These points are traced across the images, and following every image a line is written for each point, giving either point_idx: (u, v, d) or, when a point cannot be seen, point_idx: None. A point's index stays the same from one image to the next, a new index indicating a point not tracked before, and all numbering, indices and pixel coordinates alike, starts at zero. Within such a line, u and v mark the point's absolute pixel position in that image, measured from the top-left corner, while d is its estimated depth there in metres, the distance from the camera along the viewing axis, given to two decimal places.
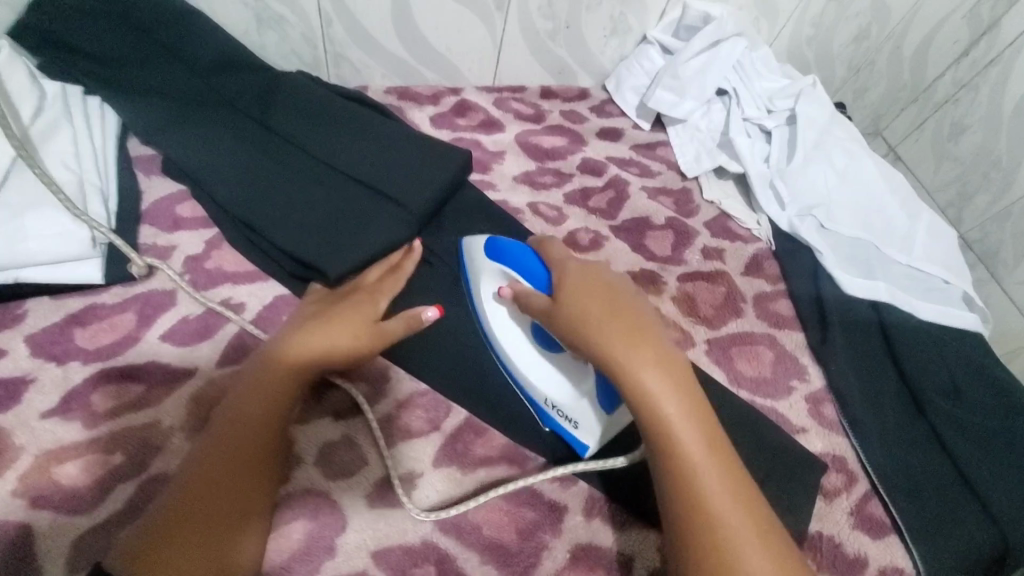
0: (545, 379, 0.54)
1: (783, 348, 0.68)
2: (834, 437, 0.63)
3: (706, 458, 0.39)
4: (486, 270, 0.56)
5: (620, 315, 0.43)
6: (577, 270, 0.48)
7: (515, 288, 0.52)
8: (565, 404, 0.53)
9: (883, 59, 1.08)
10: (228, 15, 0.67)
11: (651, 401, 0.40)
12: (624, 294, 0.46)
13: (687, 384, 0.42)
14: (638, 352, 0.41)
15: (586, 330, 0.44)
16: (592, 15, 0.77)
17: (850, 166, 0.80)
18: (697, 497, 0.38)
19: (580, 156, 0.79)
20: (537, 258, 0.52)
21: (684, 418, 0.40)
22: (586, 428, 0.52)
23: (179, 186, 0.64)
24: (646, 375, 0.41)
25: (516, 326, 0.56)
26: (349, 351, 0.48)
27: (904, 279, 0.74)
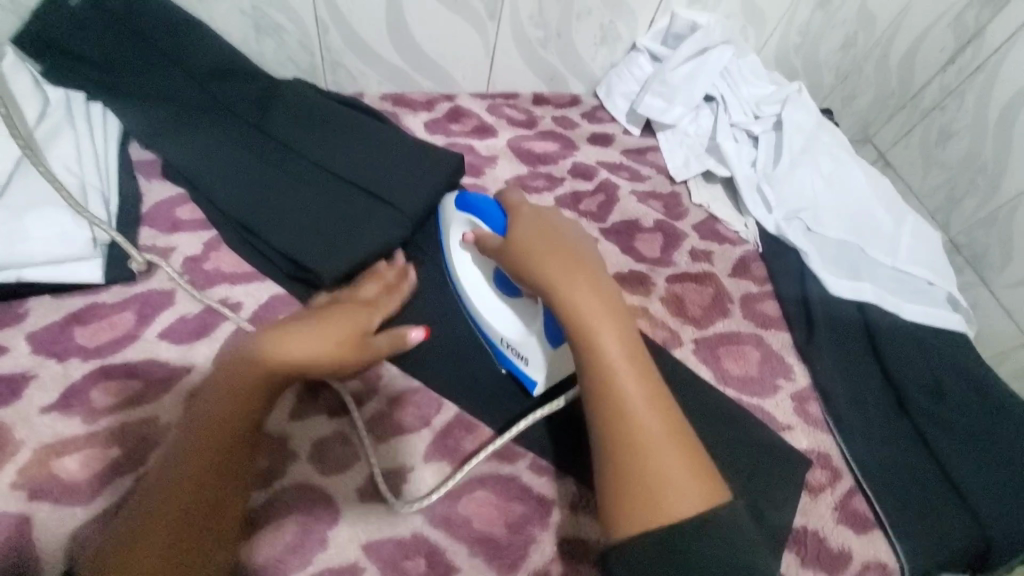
0: (501, 319, 0.58)
1: (769, 348, 0.70)
2: (819, 434, 0.65)
3: (631, 373, 0.41)
4: (454, 220, 0.61)
5: (559, 249, 0.47)
6: (528, 214, 0.52)
7: (475, 231, 0.55)
8: (517, 340, 0.57)
9: (870, 67, 1.10)
10: (227, 24, 0.69)
11: (582, 321, 0.43)
12: (568, 236, 0.49)
13: (616, 307, 0.44)
14: (573, 280, 0.45)
15: (533, 265, 0.47)
16: (583, 23, 0.79)
17: (836, 171, 0.82)
18: (620, 404, 0.40)
19: (571, 161, 0.81)
20: (496, 204, 0.55)
21: (610, 335, 0.42)
22: (535, 363, 0.56)
23: (178, 189, 0.65)
24: (579, 298, 0.44)
25: (480, 272, 0.61)
26: (335, 357, 0.46)
27: (889, 281, 0.76)
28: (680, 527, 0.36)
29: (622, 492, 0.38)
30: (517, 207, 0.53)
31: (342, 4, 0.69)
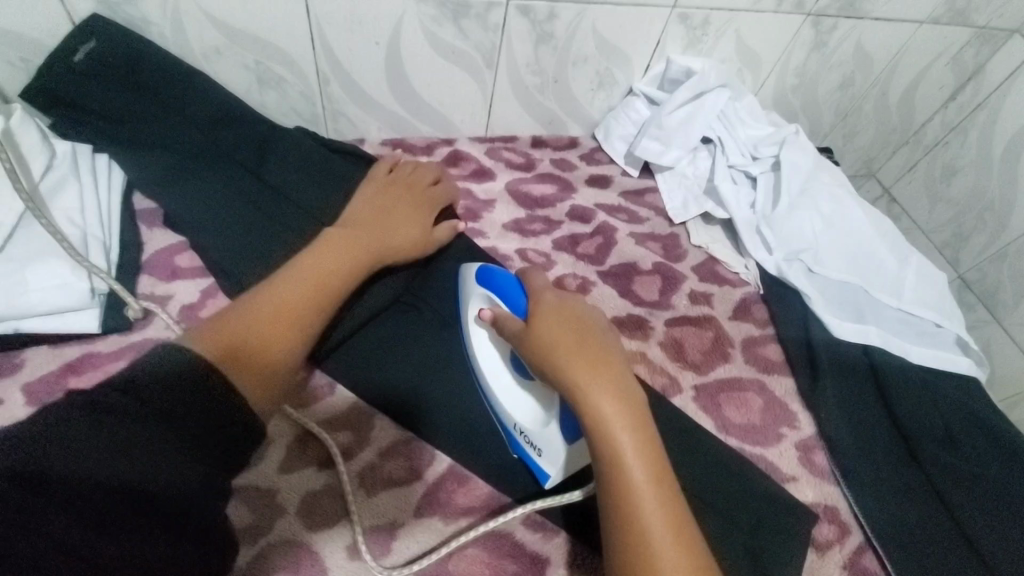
0: (517, 405, 0.55)
1: (772, 395, 0.68)
2: (826, 486, 0.62)
3: (655, 501, 0.39)
4: (474, 296, 0.58)
5: (586, 346, 0.45)
6: (552, 303, 0.49)
7: (494, 310, 0.53)
8: (530, 429, 0.53)
9: (870, 105, 1.05)
10: (231, 77, 0.71)
11: (607, 434, 0.41)
12: (593, 328, 0.47)
13: (644, 422, 0.42)
14: (598, 386, 0.43)
15: (554, 364, 0.45)
16: (580, 70, 0.81)
17: (838, 211, 0.81)
18: (641, 535, 0.38)
19: (569, 203, 0.81)
20: (520, 286, 0.53)
21: (637, 455, 0.41)
22: (550, 456, 0.52)
23: (178, 237, 0.66)
24: (605, 412, 0.42)
25: (497, 351, 0.57)
26: (418, 242, 0.63)
27: (895, 323, 0.74)
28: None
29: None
30: (540, 293, 0.51)
31: (342, 57, 0.70)
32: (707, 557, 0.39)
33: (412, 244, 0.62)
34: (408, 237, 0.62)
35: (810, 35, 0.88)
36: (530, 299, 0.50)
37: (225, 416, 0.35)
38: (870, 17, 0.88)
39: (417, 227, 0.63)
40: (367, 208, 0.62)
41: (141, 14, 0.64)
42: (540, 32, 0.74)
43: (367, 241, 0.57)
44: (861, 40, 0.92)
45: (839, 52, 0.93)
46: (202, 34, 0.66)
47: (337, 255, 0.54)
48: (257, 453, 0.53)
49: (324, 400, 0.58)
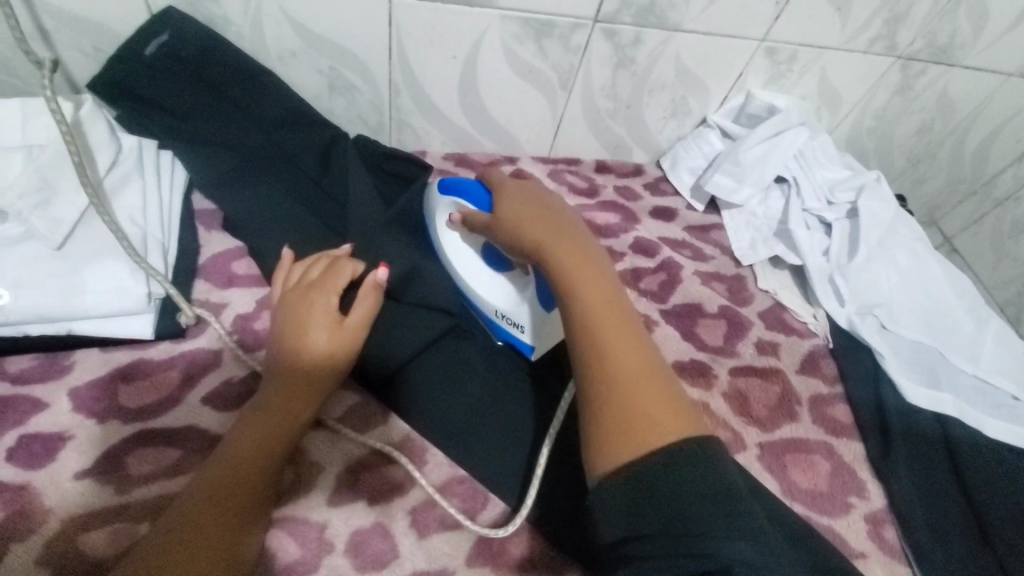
0: (493, 292, 0.59)
1: (840, 460, 0.64)
2: (896, 566, 0.58)
3: (608, 321, 0.42)
4: (439, 201, 0.60)
5: (535, 206, 0.50)
6: (508, 180, 0.54)
7: (461, 212, 0.56)
8: (510, 310, 0.58)
9: (944, 152, 1.00)
10: (301, 80, 0.69)
11: (557, 263, 0.45)
12: (544, 200, 0.51)
13: (594, 260, 0.46)
14: (550, 238, 0.47)
15: (515, 231, 0.49)
16: (654, 97, 0.77)
17: (914, 266, 0.77)
18: (597, 351, 0.41)
19: (633, 235, 0.78)
20: (483, 185, 0.55)
21: (583, 276, 0.44)
22: (531, 329, 0.57)
23: (236, 243, 0.64)
24: (554, 246, 0.46)
25: (468, 246, 0.61)
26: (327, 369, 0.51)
27: (972, 392, 0.70)
28: (653, 465, 0.36)
29: (603, 438, 0.38)
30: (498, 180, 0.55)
31: (417, 68, 0.68)
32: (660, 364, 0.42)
33: (325, 373, 0.51)
34: (311, 383, 0.50)
35: (895, 78, 0.84)
36: (492, 187, 0.54)
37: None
38: (960, 65, 0.84)
39: (329, 351, 0.52)
40: (273, 354, 0.52)
41: (222, 13, 0.62)
42: (621, 57, 0.71)
43: (261, 441, 0.47)
44: (946, 86, 0.88)
45: (923, 97, 0.89)
46: (279, 36, 0.64)
47: (220, 481, 0.44)
48: (308, 481, 0.51)
49: (378, 426, 0.56)
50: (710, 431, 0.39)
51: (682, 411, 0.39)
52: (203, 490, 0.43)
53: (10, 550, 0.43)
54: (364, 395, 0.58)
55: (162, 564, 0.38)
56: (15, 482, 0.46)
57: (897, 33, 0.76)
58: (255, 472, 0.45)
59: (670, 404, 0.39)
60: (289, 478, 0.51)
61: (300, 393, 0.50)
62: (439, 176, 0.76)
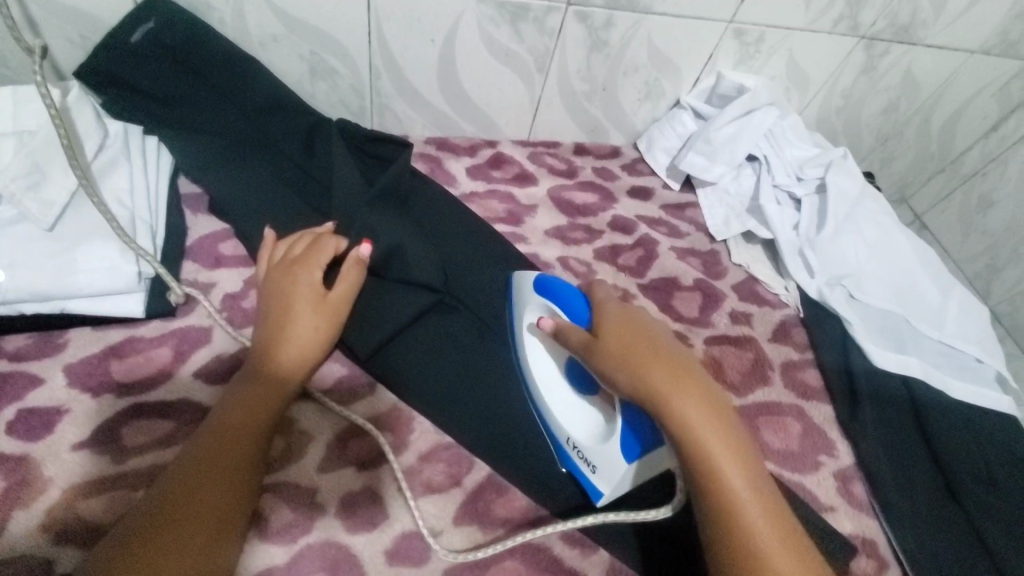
0: (574, 420, 0.54)
1: (811, 421, 0.67)
2: (864, 518, 0.61)
3: (766, 519, 0.39)
4: (531, 304, 0.58)
5: (663, 358, 0.44)
6: (621, 314, 0.48)
7: (555, 321, 0.52)
8: (586, 445, 0.52)
9: (911, 131, 1.04)
10: (283, 66, 0.70)
11: (701, 449, 0.40)
12: (664, 338, 0.46)
13: (738, 435, 0.42)
14: (688, 401, 0.41)
15: (639, 387, 0.43)
16: (628, 79, 0.80)
17: (881, 239, 0.80)
18: (757, 557, 0.37)
19: (611, 213, 0.80)
20: (584, 299, 0.53)
21: (733, 467, 0.40)
22: (604, 474, 0.50)
23: (222, 225, 0.66)
24: (695, 424, 0.40)
25: (556, 362, 0.57)
26: (313, 338, 0.54)
27: (936, 355, 0.73)
28: None
29: None
30: (605, 305, 0.50)
31: (397, 52, 0.70)
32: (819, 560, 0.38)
33: (312, 344, 0.54)
34: (297, 353, 0.53)
35: (860, 59, 0.87)
36: (601, 314, 0.49)
37: (205, 529, 0.41)
38: (923, 44, 0.87)
39: (315, 325, 0.54)
40: (260, 328, 0.54)
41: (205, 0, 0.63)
42: (595, 40, 0.73)
43: (252, 402, 0.49)
44: (910, 66, 0.91)
45: (887, 77, 0.92)
46: (261, 23, 0.65)
47: (211, 435, 0.46)
48: (297, 449, 0.53)
49: (364, 398, 0.58)
50: None
51: None
52: (198, 444, 0.46)
53: (10, 519, 0.45)
54: (350, 366, 0.60)
55: (155, 506, 0.41)
56: (14, 453, 0.48)
57: (859, 13, 0.79)
58: (249, 433, 0.48)
59: None
60: (279, 447, 0.53)
61: (286, 362, 0.52)
62: (420, 160, 0.78)
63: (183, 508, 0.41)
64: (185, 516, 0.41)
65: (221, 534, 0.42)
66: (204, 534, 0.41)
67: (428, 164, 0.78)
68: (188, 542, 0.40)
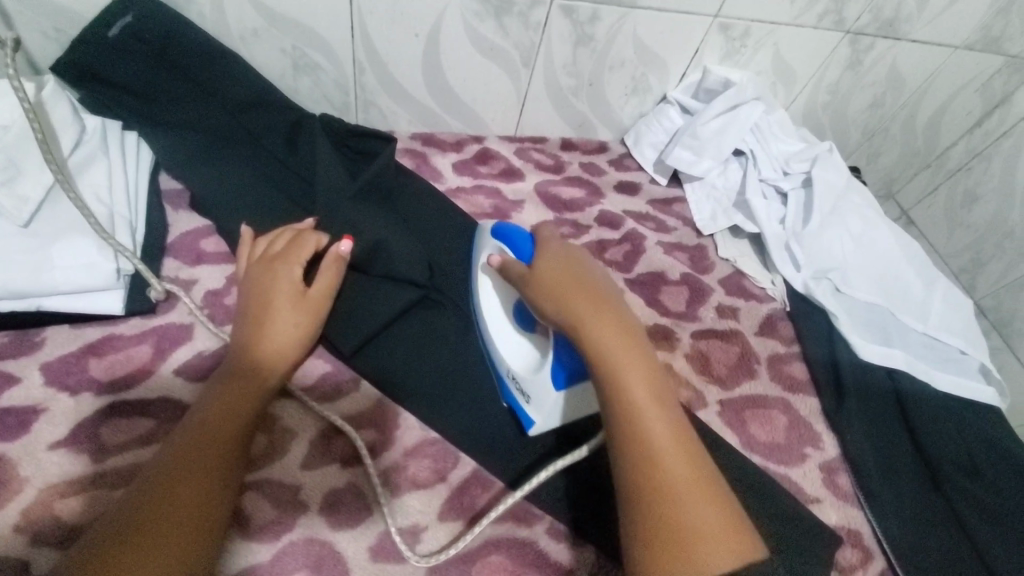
0: (514, 354, 0.56)
1: (797, 414, 0.67)
2: (849, 509, 0.62)
3: (657, 412, 0.42)
4: (486, 247, 0.60)
5: (581, 281, 0.48)
6: (555, 247, 0.52)
7: (502, 258, 0.54)
8: (521, 375, 0.54)
9: (896, 126, 1.04)
10: (265, 61, 0.70)
11: (600, 350, 0.44)
12: (593, 275, 0.50)
13: (640, 343, 0.45)
14: (601, 325, 0.45)
15: (557, 304, 0.47)
16: (615, 75, 0.80)
17: (866, 232, 0.80)
18: (646, 448, 0.41)
19: (597, 208, 0.80)
20: (531, 238, 0.55)
21: (630, 366, 0.43)
22: (537, 404, 0.53)
23: (204, 221, 0.65)
24: (599, 330, 0.45)
25: (502, 303, 0.59)
26: (295, 336, 0.53)
27: (920, 348, 0.74)
28: None
29: (648, 546, 0.38)
30: (548, 244, 0.52)
31: (380, 47, 0.69)
32: (707, 461, 0.42)
33: (294, 341, 0.53)
34: (278, 351, 0.52)
35: (845, 53, 0.87)
36: (538, 247, 0.53)
37: (187, 532, 0.41)
38: (907, 39, 0.87)
39: (296, 321, 0.54)
40: (240, 325, 0.54)
41: None
42: (580, 34, 0.73)
43: (233, 401, 0.48)
44: (895, 60, 0.91)
45: (873, 72, 0.92)
46: (242, 16, 0.65)
47: (190, 435, 0.46)
48: (280, 447, 0.53)
49: (348, 395, 0.57)
50: (763, 543, 0.39)
51: (733, 518, 0.39)
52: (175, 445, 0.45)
53: None
54: (334, 362, 0.59)
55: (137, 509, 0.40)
56: None
57: (844, 8, 0.79)
58: (229, 431, 0.47)
59: (721, 508, 0.39)
60: (262, 444, 0.52)
61: (267, 359, 0.52)
62: (406, 155, 0.77)
63: (163, 510, 0.41)
64: (167, 518, 0.40)
65: (205, 535, 0.42)
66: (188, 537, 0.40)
67: (414, 160, 0.77)
68: (170, 547, 0.39)
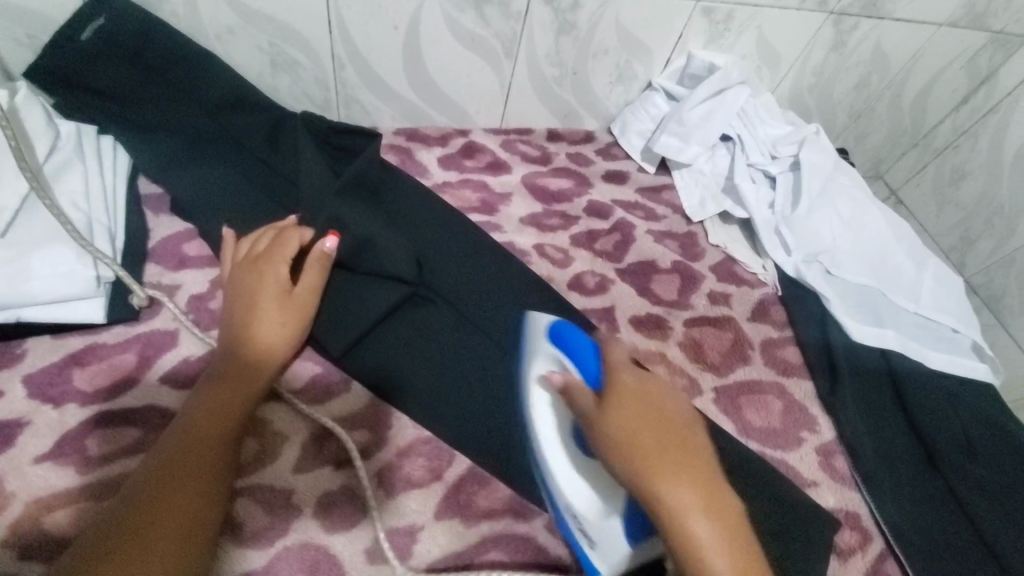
0: (579, 486, 0.46)
1: (792, 398, 0.67)
2: (847, 491, 0.62)
3: None
4: (540, 352, 0.51)
5: (659, 432, 0.42)
6: (627, 378, 0.46)
7: (566, 375, 0.46)
8: (590, 520, 0.45)
9: (883, 107, 1.04)
10: (242, 59, 0.68)
11: (683, 524, 0.38)
12: (677, 425, 0.44)
13: (731, 514, 0.39)
14: (694, 510, 0.39)
15: (634, 463, 0.41)
16: (599, 62, 0.79)
17: (856, 213, 0.80)
18: None
19: (586, 198, 0.79)
20: (596, 356, 0.49)
21: (718, 545, 0.38)
22: (607, 553, 0.45)
23: (186, 225, 0.64)
24: (683, 504, 0.39)
25: (558, 418, 0.48)
26: (284, 333, 0.53)
27: (913, 328, 0.74)
28: None
29: None
30: (618, 371, 0.46)
31: (359, 40, 0.68)
32: None
33: (282, 338, 0.53)
34: (266, 347, 0.52)
35: (830, 34, 0.87)
36: (606, 375, 0.47)
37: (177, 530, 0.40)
38: (890, 18, 0.87)
39: (283, 319, 0.53)
40: (226, 327, 0.53)
41: None
42: (562, 22, 0.72)
43: (222, 402, 0.48)
44: (879, 40, 0.91)
45: (857, 52, 0.92)
46: (216, 13, 0.63)
47: (177, 437, 0.45)
48: (272, 450, 0.52)
49: (340, 396, 0.57)
50: None
51: None
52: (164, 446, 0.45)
53: None
54: (324, 364, 0.58)
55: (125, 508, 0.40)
56: None
57: None
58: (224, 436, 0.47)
59: None
60: (253, 449, 0.52)
61: (255, 361, 0.51)
62: (391, 152, 0.76)
63: (151, 510, 0.40)
64: (156, 519, 0.40)
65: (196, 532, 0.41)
66: (177, 536, 0.40)
67: (399, 156, 0.76)
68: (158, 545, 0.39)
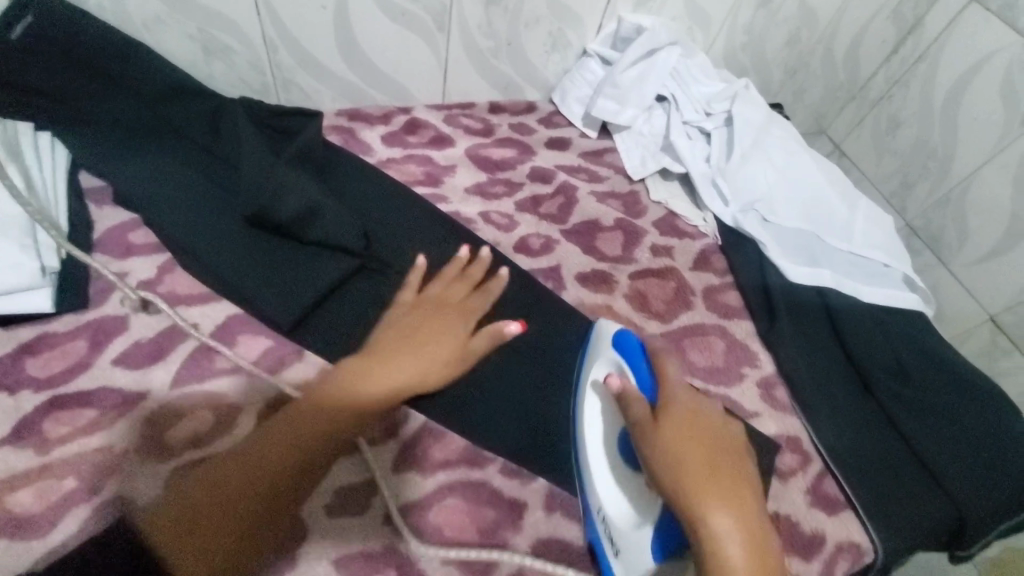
0: (614, 491, 0.49)
1: (734, 338, 0.70)
2: (787, 419, 0.65)
3: None
4: (603, 356, 0.54)
5: (710, 453, 0.43)
6: (685, 397, 0.47)
7: (624, 380, 0.49)
8: (618, 527, 0.48)
9: (816, 61, 1.10)
10: (174, 47, 0.69)
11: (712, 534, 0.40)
12: (728, 452, 0.44)
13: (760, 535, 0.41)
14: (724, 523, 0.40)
15: (676, 472, 0.42)
16: (532, 32, 0.81)
17: (789, 161, 0.84)
18: None
19: (529, 165, 0.82)
20: (653, 369, 0.50)
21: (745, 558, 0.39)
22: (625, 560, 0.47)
23: (131, 215, 0.65)
24: (719, 518, 0.40)
25: (607, 425, 0.52)
26: (432, 375, 0.54)
27: (846, 266, 0.77)
28: None
29: None
30: (674, 390, 0.47)
31: (291, 23, 0.69)
32: None
33: (423, 381, 0.54)
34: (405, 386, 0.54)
35: None
36: (662, 387, 0.48)
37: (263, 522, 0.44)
38: None
39: (431, 364, 0.54)
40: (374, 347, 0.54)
41: None
42: None
43: (337, 416, 0.49)
44: None
45: (784, 8, 0.96)
46: (142, 2, 0.64)
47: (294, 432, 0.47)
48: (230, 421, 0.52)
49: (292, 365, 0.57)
50: None
51: None
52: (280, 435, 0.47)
53: None
54: (275, 337, 0.59)
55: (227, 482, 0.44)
56: None
57: None
58: (285, 475, 0.45)
59: None
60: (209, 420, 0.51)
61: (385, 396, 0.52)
62: (333, 132, 0.77)
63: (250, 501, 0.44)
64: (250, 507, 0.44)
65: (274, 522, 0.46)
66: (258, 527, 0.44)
67: (342, 136, 0.77)
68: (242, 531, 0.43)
